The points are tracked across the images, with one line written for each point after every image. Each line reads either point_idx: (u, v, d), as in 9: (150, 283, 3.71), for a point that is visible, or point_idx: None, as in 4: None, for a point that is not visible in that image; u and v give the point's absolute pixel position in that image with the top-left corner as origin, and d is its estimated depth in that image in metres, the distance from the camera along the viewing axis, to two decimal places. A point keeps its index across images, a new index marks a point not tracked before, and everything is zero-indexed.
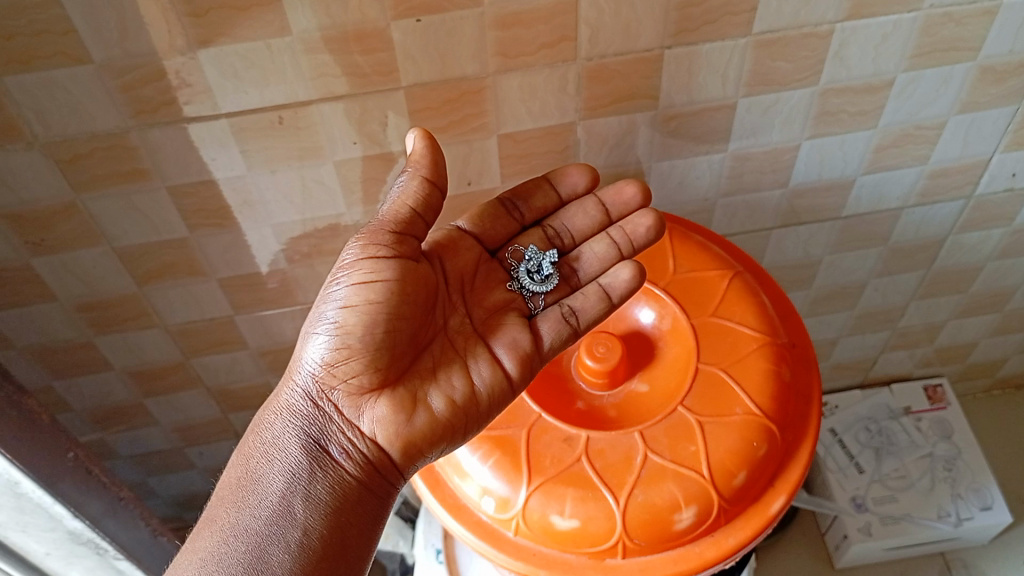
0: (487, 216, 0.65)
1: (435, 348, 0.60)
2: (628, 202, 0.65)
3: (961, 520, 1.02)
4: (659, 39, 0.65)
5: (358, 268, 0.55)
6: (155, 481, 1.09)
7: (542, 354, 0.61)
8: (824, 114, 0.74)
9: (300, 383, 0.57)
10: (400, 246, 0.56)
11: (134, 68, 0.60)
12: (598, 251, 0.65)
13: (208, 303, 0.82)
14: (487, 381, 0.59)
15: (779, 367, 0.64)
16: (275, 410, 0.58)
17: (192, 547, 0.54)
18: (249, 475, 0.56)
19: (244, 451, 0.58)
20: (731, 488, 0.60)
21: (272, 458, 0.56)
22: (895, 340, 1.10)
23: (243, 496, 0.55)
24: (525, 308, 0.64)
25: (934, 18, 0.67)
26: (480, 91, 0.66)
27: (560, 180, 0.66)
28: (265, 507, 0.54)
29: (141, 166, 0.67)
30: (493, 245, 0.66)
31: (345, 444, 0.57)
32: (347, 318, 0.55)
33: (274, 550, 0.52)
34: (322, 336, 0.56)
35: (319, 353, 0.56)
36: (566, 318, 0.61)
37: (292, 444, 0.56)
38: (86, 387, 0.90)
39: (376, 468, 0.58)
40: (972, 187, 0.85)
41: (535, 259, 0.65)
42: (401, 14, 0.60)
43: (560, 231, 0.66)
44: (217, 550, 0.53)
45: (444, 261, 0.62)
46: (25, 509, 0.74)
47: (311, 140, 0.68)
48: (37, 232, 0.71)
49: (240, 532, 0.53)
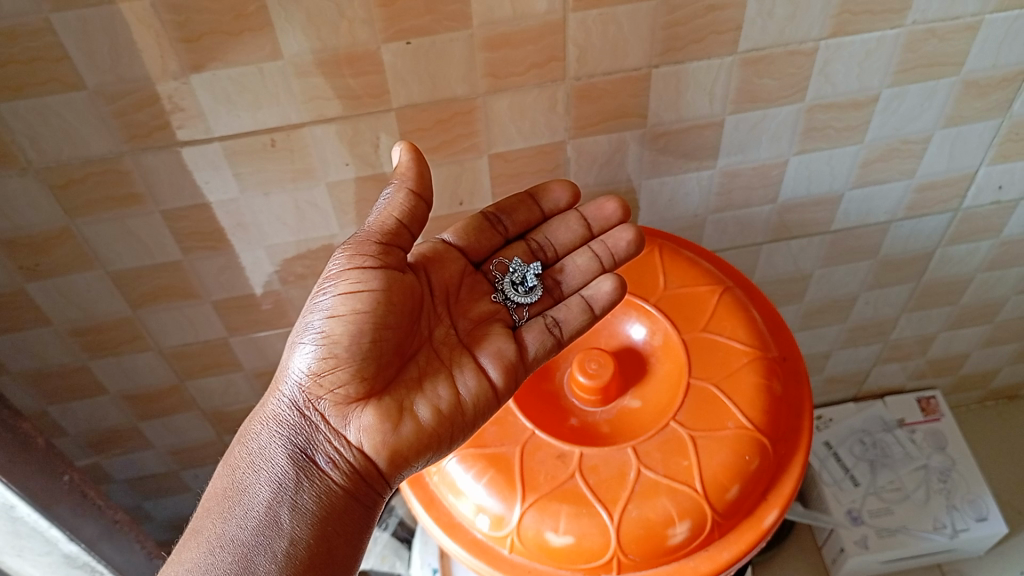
0: (472, 230, 0.65)
1: (420, 358, 0.60)
2: (609, 217, 0.65)
3: (957, 531, 1.03)
4: (646, 58, 0.66)
5: (344, 277, 0.56)
6: (151, 504, 1.08)
7: (526, 363, 0.61)
8: (812, 130, 0.75)
9: (287, 393, 0.58)
10: (386, 257, 0.57)
11: (128, 93, 0.60)
12: (581, 264, 0.65)
13: (202, 325, 0.82)
14: (472, 391, 0.59)
15: (770, 381, 0.65)
16: (261, 421, 0.58)
17: (178, 558, 0.54)
18: (235, 486, 0.56)
19: (229, 461, 0.58)
20: (724, 501, 0.61)
21: (259, 468, 0.57)
22: (887, 353, 1.10)
23: (230, 507, 0.55)
24: (509, 319, 0.64)
25: (917, 34, 0.68)
26: (471, 112, 0.67)
27: (544, 196, 0.67)
28: (251, 517, 0.55)
29: (135, 190, 0.67)
30: (477, 257, 0.66)
31: (331, 453, 0.57)
32: (334, 327, 0.56)
33: (260, 560, 0.53)
34: (309, 345, 0.57)
35: (305, 363, 0.57)
36: (550, 328, 0.62)
37: (279, 453, 0.57)
38: (81, 411, 0.90)
39: (363, 477, 0.58)
40: (959, 200, 0.86)
41: (519, 271, 0.65)
42: (392, 37, 0.60)
43: (544, 244, 0.67)
44: (204, 560, 0.53)
45: (430, 274, 0.63)
46: (21, 532, 0.74)
47: (304, 162, 0.68)
48: (32, 257, 0.71)
49: (225, 542, 0.54)
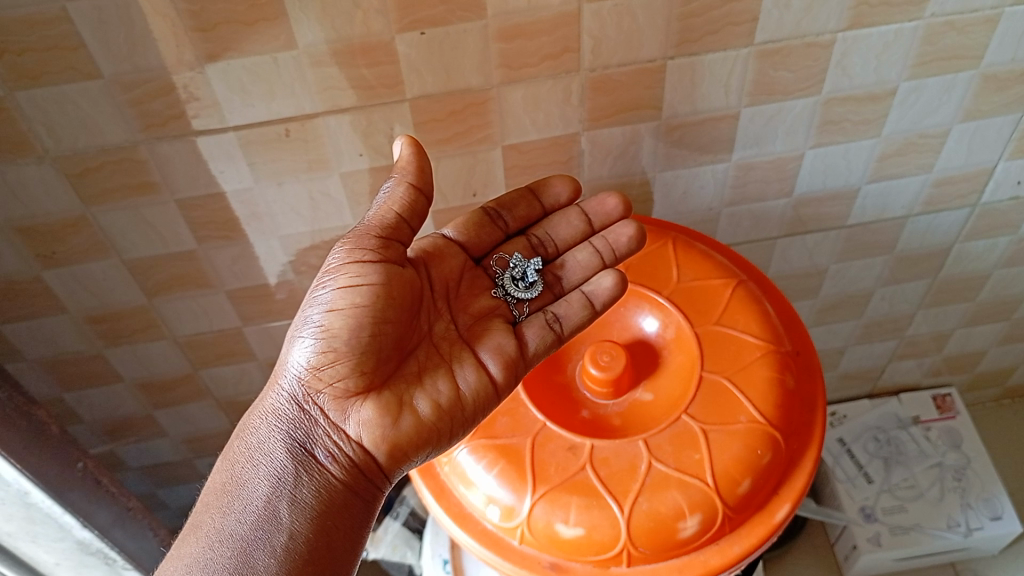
0: (473, 225, 0.65)
1: (420, 354, 0.60)
2: (610, 213, 0.66)
3: (972, 530, 1.02)
4: (661, 50, 0.66)
5: (343, 271, 0.56)
6: (165, 492, 1.09)
7: (527, 359, 0.61)
8: (828, 123, 0.74)
9: (285, 387, 0.58)
10: (384, 251, 0.57)
11: (143, 83, 0.60)
12: (582, 260, 0.65)
13: (216, 314, 0.83)
14: (473, 385, 0.59)
15: (783, 375, 0.65)
16: (261, 415, 0.58)
17: (177, 553, 0.54)
18: (234, 480, 0.56)
19: (228, 456, 0.58)
20: (735, 496, 0.61)
21: (258, 462, 0.57)
22: (902, 349, 1.09)
23: (228, 502, 0.55)
24: (509, 315, 0.64)
25: (936, 27, 0.67)
26: (484, 104, 0.67)
27: (545, 191, 0.67)
28: (250, 512, 0.54)
29: (150, 179, 0.68)
30: (478, 253, 0.66)
31: (330, 447, 0.57)
32: (332, 321, 0.56)
33: (259, 555, 0.52)
34: (308, 339, 0.57)
35: (304, 357, 0.57)
36: (550, 324, 0.62)
37: (277, 448, 0.57)
38: (96, 399, 0.90)
39: (362, 471, 0.58)
40: (977, 195, 0.85)
41: (519, 267, 0.65)
42: (406, 27, 0.60)
43: (544, 239, 0.67)
44: (203, 556, 0.53)
45: (430, 268, 0.63)
46: (35, 519, 0.74)
47: (319, 152, 0.68)
48: (48, 245, 0.72)
49: (224, 538, 0.53)
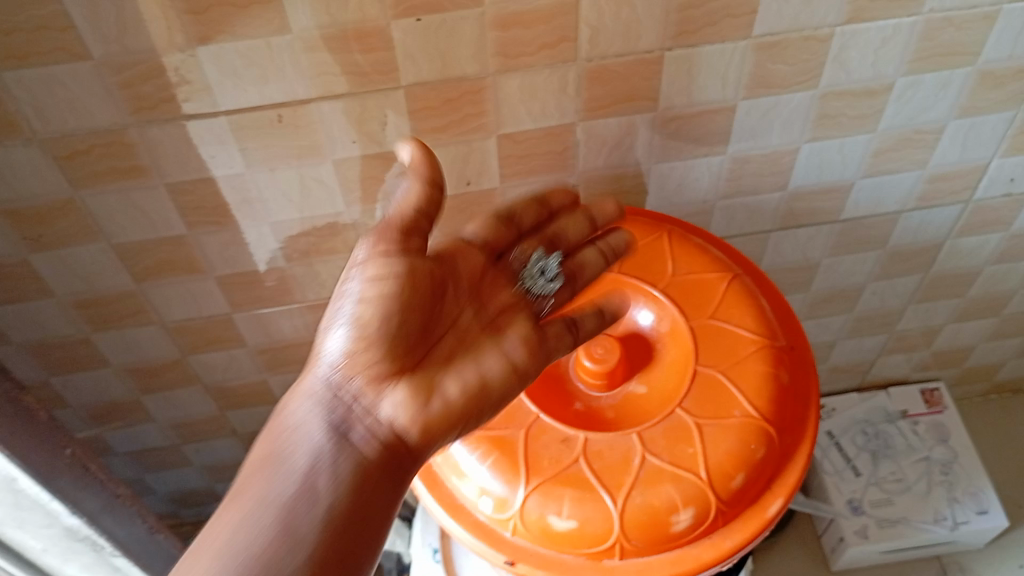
0: (490, 226, 0.64)
1: (446, 342, 0.60)
2: (610, 216, 0.68)
3: (957, 524, 1.03)
4: (659, 41, 0.65)
5: (372, 260, 0.54)
6: (152, 478, 1.09)
7: (550, 349, 0.62)
8: (824, 118, 0.74)
9: (322, 370, 0.56)
10: (409, 242, 0.54)
11: (134, 65, 0.60)
12: (591, 261, 0.66)
13: (206, 300, 0.82)
14: (496, 374, 0.59)
15: (778, 369, 0.65)
16: (295, 396, 0.57)
17: (212, 525, 0.51)
18: (271, 456, 0.54)
19: (261, 436, 0.56)
20: (729, 490, 0.60)
21: (294, 441, 0.55)
22: (892, 343, 1.10)
23: (266, 474, 0.53)
24: (530, 311, 0.64)
25: (934, 23, 0.67)
26: (480, 92, 0.66)
27: (552, 197, 0.67)
28: (290, 484, 0.52)
29: (140, 164, 0.67)
30: (496, 251, 0.65)
31: (366, 428, 0.56)
32: (364, 305, 0.54)
33: (300, 527, 0.50)
34: (341, 323, 0.55)
35: (340, 340, 0.55)
36: (571, 327, 0.63)
37: (314, 427, 0.55)
38: (83, 383, 0.90)
39: (396, 451, 0.57)
40: (971, 191, 0.85)
41: (542, 264, 0.64)
42: (401, 14, 0.59)
43: (557, 237, 0.66)
44: (243, 524, 0.50)
45: (456, 263, 0.62)
46: (22, 505, 0.73)
47: (311, 138, 0.68)
48: (35, 228, 0.71)
49: (275, 504, 0.51)
